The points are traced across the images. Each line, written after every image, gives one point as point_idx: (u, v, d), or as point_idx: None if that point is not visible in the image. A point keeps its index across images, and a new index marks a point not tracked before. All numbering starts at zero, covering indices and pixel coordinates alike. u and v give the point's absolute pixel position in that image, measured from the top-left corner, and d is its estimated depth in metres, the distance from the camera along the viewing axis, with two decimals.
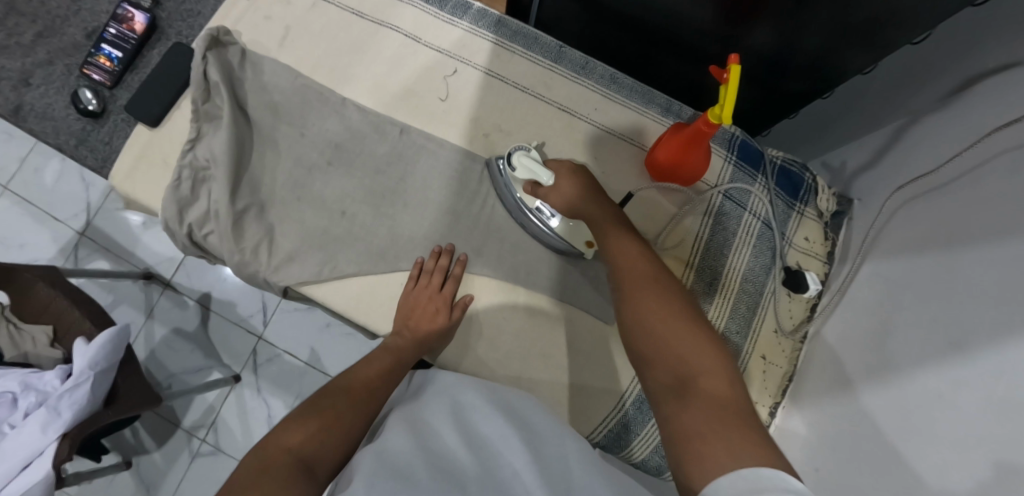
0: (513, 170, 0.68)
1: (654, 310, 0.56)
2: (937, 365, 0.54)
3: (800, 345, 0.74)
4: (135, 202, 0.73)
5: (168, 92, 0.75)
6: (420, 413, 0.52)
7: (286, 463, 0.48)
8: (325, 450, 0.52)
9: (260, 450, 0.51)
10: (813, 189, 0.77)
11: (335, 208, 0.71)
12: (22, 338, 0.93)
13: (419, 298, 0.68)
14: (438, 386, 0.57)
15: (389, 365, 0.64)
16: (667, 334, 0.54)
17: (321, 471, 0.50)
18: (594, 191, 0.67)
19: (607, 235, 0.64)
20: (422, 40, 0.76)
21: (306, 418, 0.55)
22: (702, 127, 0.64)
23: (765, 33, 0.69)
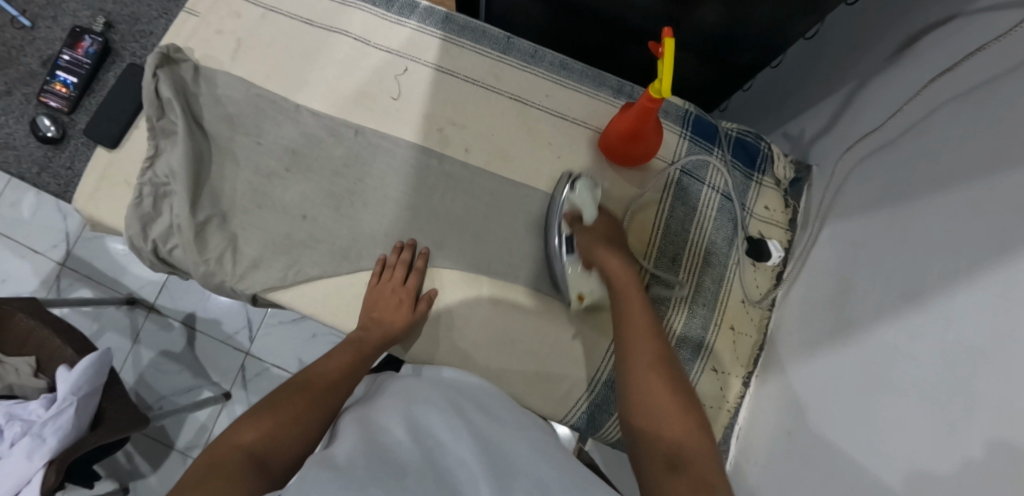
0: (570, 190, 0.70)
1: (660, 393, 0.56)
2: (893, 318, 0.54)
3: (769, 313, 0.73)
4: (101, 224, 0.74)
5: (125, 111, 0.76)
6: (373, 413, 0.53)
7: (236, 460, 0.50)
8: (281, 447, 0.53)
9: (214, 449, 0.52)
10: (770, 156, 0.76)
11: (296, 212, 0.72)
12: (5, 370, 0.93)
13: (383, 291, 0.68)
14: (397, 390, 0.57)
15: (353, 358, 0.65)
16: (668, 417, 0.54)
17: (276, 466, 0.51)
18: (615, 243, 0.68)
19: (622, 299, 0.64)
20: (371, 42, 0.77)
21: (263, 416, 0.56)
22: (646, 103, 0.64)
23: (711, 10, 0.70)
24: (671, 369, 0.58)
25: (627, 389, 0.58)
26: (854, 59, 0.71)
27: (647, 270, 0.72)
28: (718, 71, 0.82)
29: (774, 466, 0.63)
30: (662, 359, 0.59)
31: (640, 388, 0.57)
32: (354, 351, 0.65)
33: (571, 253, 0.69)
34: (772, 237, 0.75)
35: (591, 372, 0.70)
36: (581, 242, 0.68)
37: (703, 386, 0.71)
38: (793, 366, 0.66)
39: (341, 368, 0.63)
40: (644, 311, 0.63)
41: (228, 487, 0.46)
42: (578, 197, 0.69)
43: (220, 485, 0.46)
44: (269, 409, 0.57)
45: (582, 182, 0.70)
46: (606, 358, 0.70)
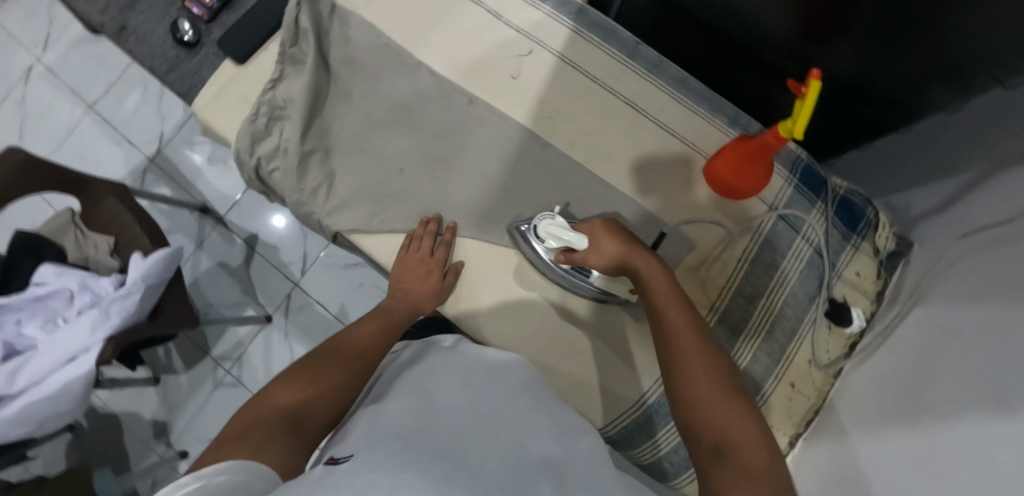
0: (542, 240, 0.67)
1: (702, 383, 0.54)
2: (976, 419, 0.51)
3: (831, 380, 0.71)
4: (213, 131, 0.78)
5: (258, 32, 0.79)
6: (421, 380, 0.58)
7: (275, 418, 0.55)
8: (316, 410, 0.59)
9: (253, 409, 0.58)
10: (874, 224, 0.73)
11: (393, 164, 0.73)
12: (86, 243, 0.99)
13: (411, 263, 0.71)
14: (441, 359, 0.63)
15: (383, 326, 0.71)
16: (714, 408, 0.53)
17: (312, 426, 0.57)
18: (639, 246, 0.64)
19: (652, 288, 0.61)
20: (502, 18, 0.77)
21: (295, 378, 0.61)
22: (770, 139, 0.63)
23: (846, 56, 0.68)
24: (714, 355, 0.57)
25: (669, 377, 0.57)
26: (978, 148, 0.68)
27: (720, 307, 0.71)
28: (837, 120, 0.81)
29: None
30: (700, 342, 0.57)
31: (681, 372, 0.56)
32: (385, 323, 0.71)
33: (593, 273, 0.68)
34: (856, 305, 0.72)
35: (641, 390, 0.69)
36: (600, 252, 0.64)
37: None
38: (848, 438, 0.66)
39: (371, 339, 0.68)
40: (675, 295, 0.61)
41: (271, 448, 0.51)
42: (563, 235, 0.65)
43: (260, 444, 0.51)
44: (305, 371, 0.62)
45: (546, 222, 0.66)
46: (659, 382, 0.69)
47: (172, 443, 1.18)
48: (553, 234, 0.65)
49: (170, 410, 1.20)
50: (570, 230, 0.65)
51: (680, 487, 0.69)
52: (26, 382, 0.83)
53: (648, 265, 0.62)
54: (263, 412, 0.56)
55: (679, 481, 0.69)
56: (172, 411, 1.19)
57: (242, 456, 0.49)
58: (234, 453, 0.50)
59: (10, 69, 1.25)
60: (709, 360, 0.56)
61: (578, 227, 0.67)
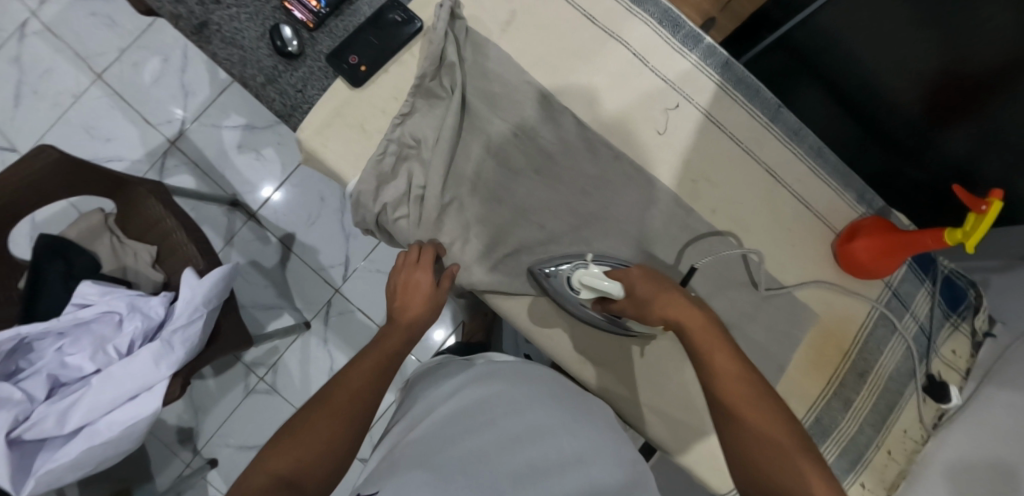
0: (578, 290, 0.65)
1: (759, 441, 0.54)
2: None
3: (921, 446, 0.77)
4: (322, 163, 0.69)
5: (378, 50, 0.69)
6: (460, 400, 0.62)
7: (268, 483, 0.48)
8: (314, 465, 0.51)
9: (241, 481, 0.49)
10: (975, 306, 0.78)
11: (535, 220, 0.70)
12: (124, 252, 0.88)
13: (399, 279, 0.65)
14: (482, 374, 0.67)
15: (386, 349, 0.62)
16: (778, 463, 0.52)
17: (312, 483, 0.50)
18: (676, 297, 0.61)
19: (689, 330, 0.60)
20: (649, 64, 0.73)
21: (283, 433, 0.53)
22: (927, 241, 0.66)
23: (961, 139, 0.72)
24: (764, 391, 0.56)
25: (725, 436, 0.56)
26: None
27: (836, 379, 0.74)
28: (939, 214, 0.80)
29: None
30: (752, 393, 0.56)
31: (741, 426, 0.55)
32: (387, 348, 0.62)
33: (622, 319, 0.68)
34: (949, 380, 0.77)
35: None
36: (638, 299, 0.62)
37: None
38: None
39: (371, 367, 0.59)
40: (719, 337, 0.59)
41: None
42: (590, 283, 0.63)
43: None
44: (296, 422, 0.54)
45: (581, 270, 0.65)
46: None
47: (200, 450, 1.11)
48: (589, 284, 0.64)
49: (197, 416, 1.11)
50: (605, 279, 0.63)
51: None
52: (77, 424, 0.75)
53: (691, 318, 0.60)
54: (252, 483, 0.49)
55: None
56: (199, 417, 1.11)
57: None
58: None
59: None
60: (765, 404, 0.55)
61: (611, 274, 0.65)
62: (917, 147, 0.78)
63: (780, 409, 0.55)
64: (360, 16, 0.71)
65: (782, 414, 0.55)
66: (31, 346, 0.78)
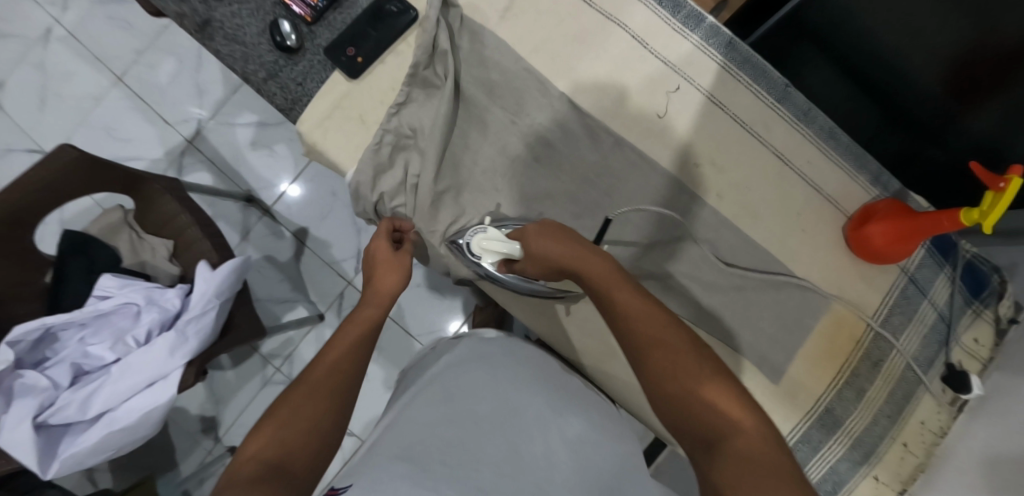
0: (479, 255, 0.65)
1: (675, 373, 0.51)
2: None
3: (939, 439, 0.73)
4: (321, 155, 0.70)
5: (374, 41, 0.70)
6: (430, 393, 0.63)
7: (254, 470, 0.46)
8: (304, 446, 0.50)
9: (226, 477, 0.47)
10: (999, 293, 0.74)
11: (534, 207, 0.69)
12: (142, 247, 0.91)
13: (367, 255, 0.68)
14: (467, 359, 0.70)
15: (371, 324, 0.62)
16: (692, 392, 0.50)
17: (299, 466, 0.48)
18: (564, 239, 0.60)
19: (591, 279, 0.57)
20: (649, 47, 0.72)
21: (270, 415, 0.52)
22: (944, 222, 0.63)
23: (989, 118, 0.70)
24: (672, 327, 0.53)
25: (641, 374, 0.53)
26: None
27: (848, 368, 0.72)
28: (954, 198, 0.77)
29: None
30: (666, 330, 0.53)
31: (658, 367, 0.52)
32: (362, 327, 0.62)
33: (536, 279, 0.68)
34: (970, 370, 0.73)
35: None
36: (529, 253, 0.62)
37: (861, 490, 0.72)
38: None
39: (345, 348, 0.59)
40: (620, 280, 0.56)
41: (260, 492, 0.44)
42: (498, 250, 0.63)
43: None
44: (275, 409, 0.52)
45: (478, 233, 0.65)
46: (787, 439, 0.71)
47: (221, 439, 1.14)
48: (488, 248, 0.64)
49: (217, 406, 1.14)
50: (509, 241, 0.64)
51: None
52: (98, 410, 0.78)
53: (582, 257, 0.58)
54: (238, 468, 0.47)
55: None
56: (219, 407, 1.14)
57: None
58: None
59: (26, 26, 1.13)
60: (677, 340, 0.53)
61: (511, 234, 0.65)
62: (939, 127, 0.76)
63: (685, 338, 0.53)
64: (355, 8, 0.72)
65: (693, 344, 0.53)
66: (55, 336, 0.81)
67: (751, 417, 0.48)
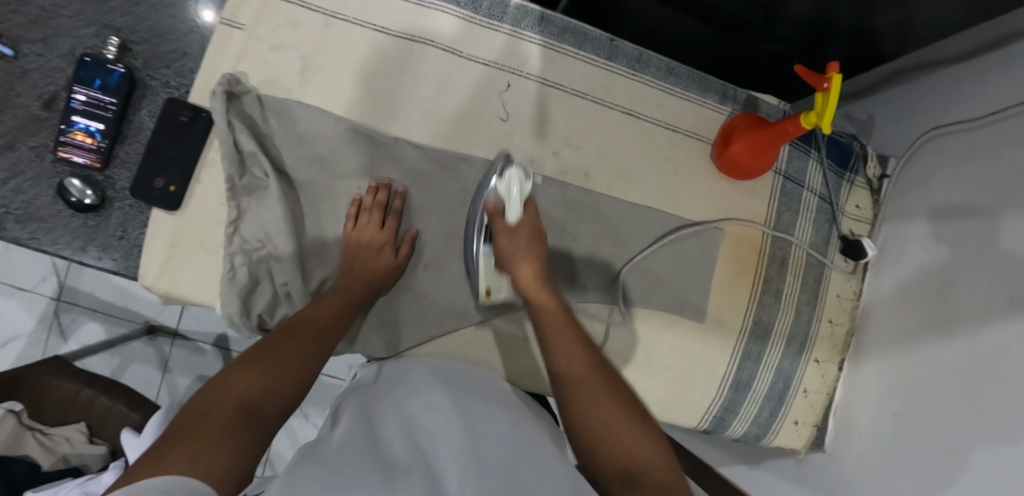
0: (498, 179, 0.64)
1: (601, 403, 0.52)
2: (1002, 322, 0.58)
3: (858, 301, 0.79)
4: (181, 299, 0.64)
5: (184, 161, 0.64)
6: (366, 407, 0.50)
7: (228, 411, 0.44)
8: (271, 397, 0.48)
9: (193, 404, 0.44)
10: (863, 157, 0.79)
11: (415, 260, 0.67)
12: (54, 441, 0.82)
13: (361, 238, 0.64)
14: (389, 382, 0.57)
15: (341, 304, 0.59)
16: (614, 422, 0.50)
17: (269, 414, 0.46)
18: (537, 266, 0.62)
19: (547, 328, 0.58)
20: (464, 54, 0.69)
21: (249, 365, 0.49)
22: (788, 129, 0.64)
23: (800, 1, 0.66)
24: (609, 374, 0.55)
25: (563, 403, 0.53)
26: (928, 51, 0.72)
27: (760, 278, 0.75)
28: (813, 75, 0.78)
29: (876, 442, 0.70)
30: (592, 367, 0.55)
31: (585, 410, 0.51)
32: (339, 299, 0.60)
33: (482, 245, 0.65)
34: (861, 234, 0.79)
35: (719, 376, 0.74)
36: (501, 241, 0.63)
37: (808, 376, 0.77)
38: (881, 355, 0.73)
39: (329, 316, 0.58)
40: (567, 330, 0.57)
41: (212, 449, 0.40)
42: (505, 190, 0.64)
43: (215, 441, 0.40)
44: (256, 358, 0.50)
45: (514, 172, 0.64)
46: (732, 364, 0.74)
47: None
48: (510, 185, 0.63)
49: None
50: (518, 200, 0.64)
51: (769, 441, 0.78)
52: None
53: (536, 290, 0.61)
54: (211, 398, 0.45)
55: (768, 437, 0.78)
56: None
57: (192, 456, 0.38)
58: (174, 455, 0.38)
59: None
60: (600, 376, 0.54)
61: (527, 201, 0.65)
62: (764, 23, 0.71)
63: (606, 373, 0.55)
64: (147, 132, 0.65)
65: (627, 393, 0.54)
66: None
67: (664, 462, 0.48)
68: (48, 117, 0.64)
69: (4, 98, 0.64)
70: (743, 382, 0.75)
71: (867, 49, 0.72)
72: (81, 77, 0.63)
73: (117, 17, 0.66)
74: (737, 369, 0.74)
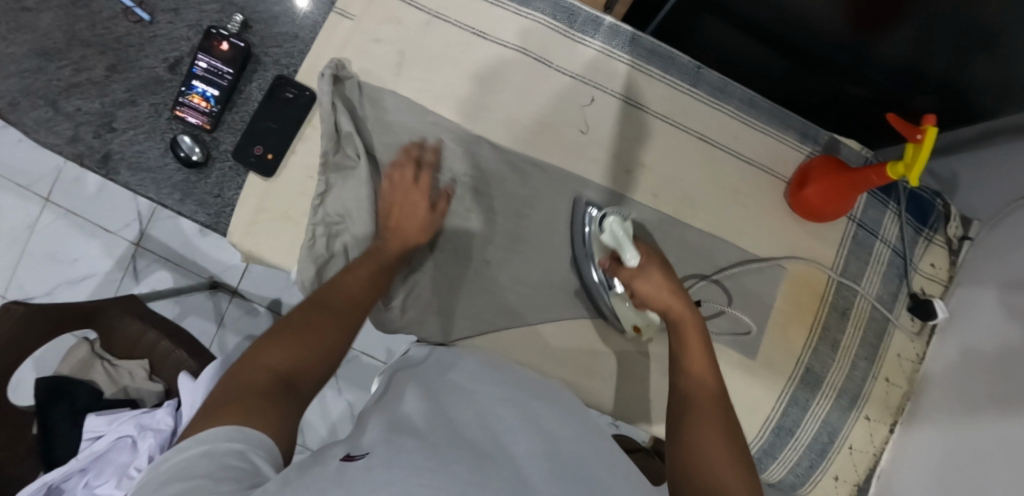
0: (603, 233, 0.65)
1: (711, 439, 0.51)
2: None
3: (920, 365, 0.76)
4: (260, 259, 0.69)
5: (280, 133, 0.69)
6: (439, 387, 0.54)
7: (264, 382, 0.46)
8: (307, 366, 0.50)
9: (233, 373, 0.47)
10: (944, 215, 0.77)
11: (479, 255, 0.69)
12: (119, 374, 0.89)
13: (395, 195, 0.65)
14: (447, 363, 0.60)
15: (371, 274, 0.60)
16: (718, 462, 0.49)
17: (305, 383, 0.49)
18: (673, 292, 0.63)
19: (679, 353, 0.59)
20: (552, 64, 0.72)
21: (283, 335, 0.51)
22: (872, 176, 0.63)
23: (894, 43, 0.65)
24: (722, 414, 0.54)
25: (676, 435, 0.53)
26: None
27: (817, 324, 0.74)
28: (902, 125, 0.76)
29: None
30: (710, 402, 0.55)
31: (694, 443, 0.51)
32: (370, 268, 0.61)
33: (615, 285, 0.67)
34: (932, 294, 0.76)
35: (762, 417, 0.73)
36: (633, 282, 0.63)
37: (855, 433, 0.74)
38: (938, 421, 0.70)
39: (359, 283, 0.59)
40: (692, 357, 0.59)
41: (257, 420, 0.43)
42: (611, 237, 0.64)
43: (256, 413, 0.43)
44: (290, 325, 0.52)
45: (615, 219, 0.64)
46: (774, 406, 0.73)
47: None
48: (616, 235, 0.63)
49: None
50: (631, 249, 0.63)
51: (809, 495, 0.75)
52: None
53: (678, 319, 0.61)
54: (248, 371, 0.47)
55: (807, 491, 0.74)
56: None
57: (238, 428, 0.41)
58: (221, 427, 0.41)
59: None
60: (713, 414, 0.54)
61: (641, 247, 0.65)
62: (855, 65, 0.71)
63: (720, 413, 0.54)
64: (253, 102, 0.70)
65: (738, 442, 0.52)
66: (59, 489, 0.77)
67: None
68: (169, 79, 0.71)
69: (135, 56, 0.70)
70: (785, 427, 0.73)
71: (955, 105, 0.67)
72: (207, 47, 0.69)
73: None
74: (781, 412, 0.73)
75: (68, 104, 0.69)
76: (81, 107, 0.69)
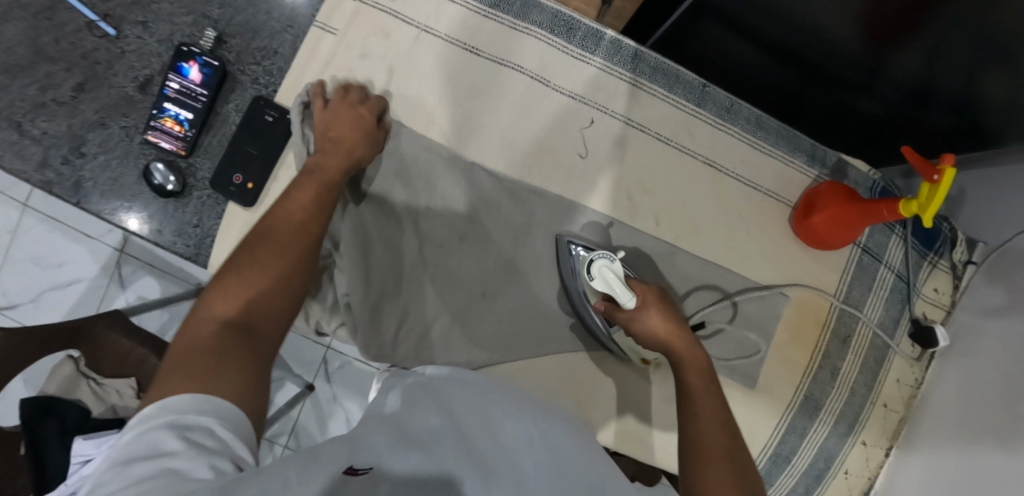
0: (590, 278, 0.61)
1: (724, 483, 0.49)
2: None
3: (917, 390, 0.75)
4: None
5: (263, 159, 0.65)
6: (441, 386, 0.49)
7: (215, 334, 0.44)
8: (261, 309, 0.47)
9: (183, 333, 0.45)
10: (950, 240, 0.75)
11: (475, 287, 0.67)
12: (106, 391, 0.78)
13: (324, 117, 0.61)
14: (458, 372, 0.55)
15: (319, 191, 0.56)
16: None
17: (264, 326, 0.47)
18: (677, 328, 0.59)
19: (686, 387, 0.57)
20: (551, 83, 0.68)
21: (228, 281, 0.48)
22: (883, 211, 0.61)
23: (907, 61, 0.60)
24: (734, 454, 0.52)
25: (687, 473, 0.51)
26: None
27: (818, 352, 0.72)
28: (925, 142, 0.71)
29: None
30: (724, 441, 0.52)
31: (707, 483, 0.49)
32: (316, 187, 0.56)
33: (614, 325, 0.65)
34: (934, 320, 0.75)
35: (761, 444, 0.72)
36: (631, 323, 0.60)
37: (852, 457, 0.74)
38: (935, 448, 0.69)
39: (306, 204, 0.54)
40: (709, 388, 0.56)
41: (220, 376, 0.41)
42: (604, 284, 0.60)
43: (213, 367, 0.41)
44: (235, 267, 0.49)
45: (601, 263, 0.61)
46: (773, 434, 0.72)
47: None
48: (604, 278, 0.60)
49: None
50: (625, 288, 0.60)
51: None
52: None
53: (685, 357, 0.58)
54: (199, 326, 0.45)
55: None
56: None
57: (195, 386, 0.40)
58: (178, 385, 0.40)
59: None
60: (727, 453, 0.51)
61: (630, 282, 0.62)
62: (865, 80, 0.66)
63: (735, 453, 0.52)
64: (230, 124, 0.66)
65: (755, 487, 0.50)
66: None
67: None
68: (141, 99, 0.66)
69: (103, 73, 0.66)
70: (784, 454, 0.72)
71: (970, 121, 0.62)
72: (176, 66, 0.64)
73: (216, 8, 0.67)
74: (780, 439, 0.72)
75: (34, 126, 0.64)
76: (48, 129, 0.64)
